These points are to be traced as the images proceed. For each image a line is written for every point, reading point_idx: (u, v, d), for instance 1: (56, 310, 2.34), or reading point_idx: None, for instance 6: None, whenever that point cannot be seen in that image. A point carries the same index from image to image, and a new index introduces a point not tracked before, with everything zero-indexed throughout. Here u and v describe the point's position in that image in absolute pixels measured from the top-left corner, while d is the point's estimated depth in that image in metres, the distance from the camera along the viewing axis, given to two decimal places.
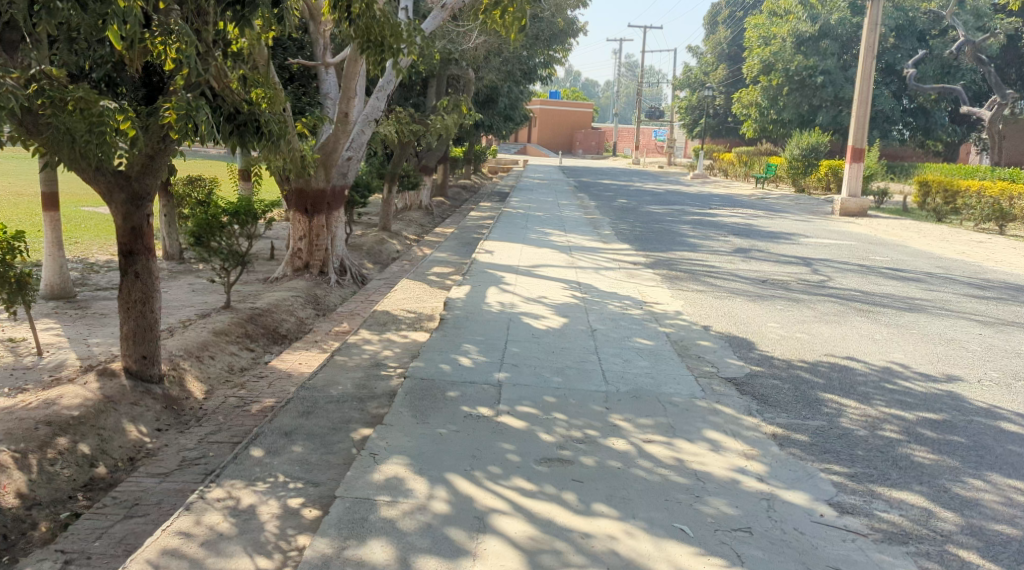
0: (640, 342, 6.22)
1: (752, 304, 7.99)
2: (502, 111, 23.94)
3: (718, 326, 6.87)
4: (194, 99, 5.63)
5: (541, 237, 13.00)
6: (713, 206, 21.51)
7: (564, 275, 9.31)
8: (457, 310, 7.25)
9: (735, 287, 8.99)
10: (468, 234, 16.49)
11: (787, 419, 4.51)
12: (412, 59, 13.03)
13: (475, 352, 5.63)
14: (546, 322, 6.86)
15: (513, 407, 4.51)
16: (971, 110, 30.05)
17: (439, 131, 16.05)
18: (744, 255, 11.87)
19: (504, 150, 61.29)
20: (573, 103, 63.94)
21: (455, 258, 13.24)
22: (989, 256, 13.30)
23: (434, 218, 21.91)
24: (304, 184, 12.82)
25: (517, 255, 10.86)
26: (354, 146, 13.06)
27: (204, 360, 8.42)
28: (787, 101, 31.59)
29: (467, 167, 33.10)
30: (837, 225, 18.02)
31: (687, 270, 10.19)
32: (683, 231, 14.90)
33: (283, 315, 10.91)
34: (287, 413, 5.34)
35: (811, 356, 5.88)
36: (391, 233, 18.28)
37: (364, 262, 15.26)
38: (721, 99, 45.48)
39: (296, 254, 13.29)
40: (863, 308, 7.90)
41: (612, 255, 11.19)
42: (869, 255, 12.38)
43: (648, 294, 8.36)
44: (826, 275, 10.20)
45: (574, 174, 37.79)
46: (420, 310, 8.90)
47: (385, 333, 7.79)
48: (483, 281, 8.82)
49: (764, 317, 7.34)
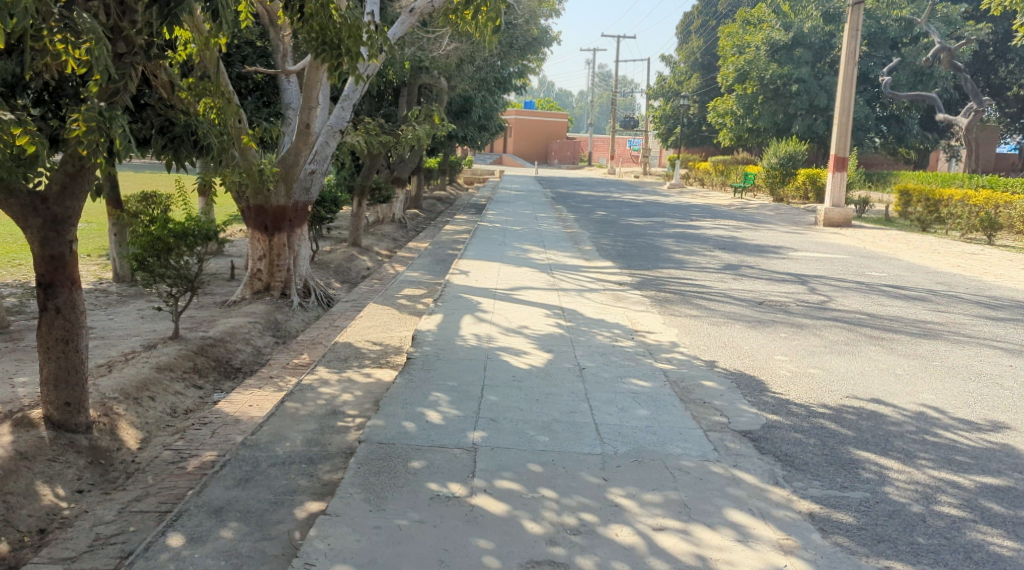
0: (636, 384, 5.43)
1: (754, 332, 7.24)
2: (476, 121, 23.20)
3: (720, 361, 6.10)
4: (109, 108, 4.75)
5: (519, 255, 12.19)
6: (694, 217, 20.91)
7: (545, 300, 8.53)
8: (427, 346, 6.41)
9: (732, 310, 8.24)
10: (442, 250, 15.70)
11: (823, 489, 3.74)
12: (379, 64, 12.26)
13: (445, 404, 4.81)
14: (527, 359, 6.05)
15: (490, 481, 3.70)
16: (947, 118, 29.76)
17: (410, 143, 15.25)
18: (733, 272, 11.15)
19: (478, 161, 60.54)
20: (547, 113, 63.55)
21: (428, 278, 12.42)
22: (986, 269, 12.71)
23: (407, 232, 21.10)
24: (263, 201, 11.96)
25: (494, 276, 10.06)
26: (319, 158, 12.21)
27: (143, 402, 7.50)
28: (761, 110, 31.18)
29: (441, 178, 32.34)
30: (823, 236, 17.43)
31: (676, 291, 9.44)
32: (667, 245, 14.20)
33: (239, 345, 10.00)
34: (220, 483, 4.50)
35: (833, 399, 5.13)
36: (361, 249, 17.41)
37: (330, 282, 14.41)
38: (695, 107, 45.11)
39: (255, 276, 12.38)
40: (875, 335, 7.16)
41: (595, 274, 10.44)
42: (864, 270, 11.70)
43: (638, 322, 7.58)
44: (826, 294, 9.49)
45: (550, 184, 37.16)
46: (387, 341, 8.08)
47: (345, 372, 6.95)
48: (457, 308, 8.00)
49: (771, 348, 6.58)
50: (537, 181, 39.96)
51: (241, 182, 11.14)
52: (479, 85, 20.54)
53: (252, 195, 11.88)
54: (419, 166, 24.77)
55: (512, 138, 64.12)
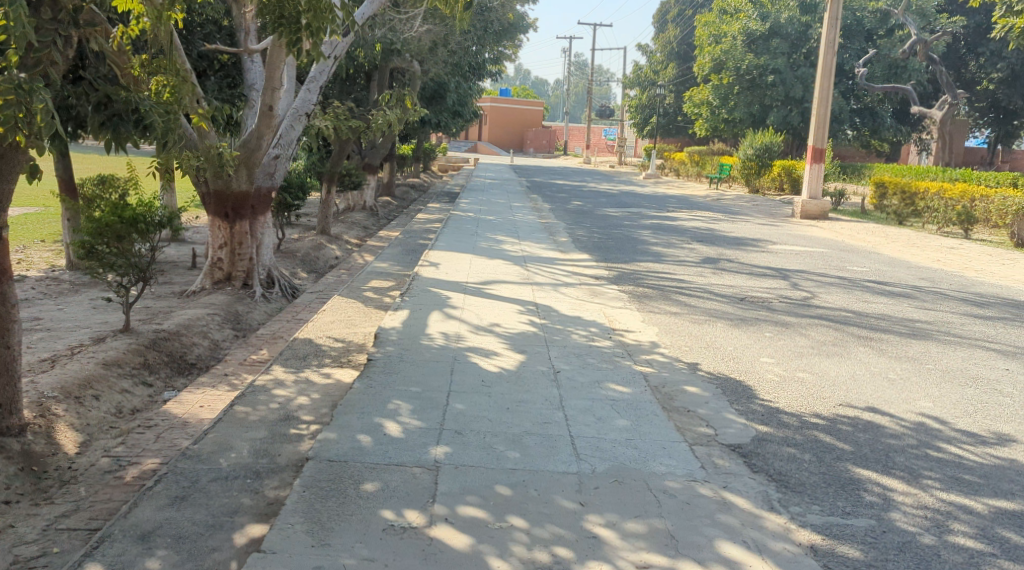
0: (614, 390, 5.04)
1: (737, 331, 6.87)
2: (450, 106, 22.67)
3: (704, 364, 5.71)
4: (28, 79, 4.25)
5: (491, 246, 11.75)
6: (670, 208, 20.58)
7: (519, 294, 8.12)
8: (391, 346, 5.97)
9: (713, 307, 7.87)
10: (412, 239, 15.22)
11: (824, 516, 3.36)
12: (347, 43, 11.74)
13: (407, 413, 4.38)
14: (497, 362, 5.63)
15: (452, 508, 3.28)
16: (921, 110, 29.69)
17: (381, 128, 14.71)
18: (712, 266, 10.80)
19: (453, 148, 59.85)
20: (523, 101, 63.04)
21: (397, 269, 11.96)
22: (966, 264, 12.45)
23: (378, 219, 20.56)
24: (223, 186, 11.39)
25: (465, 268, 9.62)
26: (283, 142, 11.67)
27: (85, 402, 6.97)
28: (737, 100, 30.94)
29: (415, 166, 31.79)
30: (801, 229, 17.18)
31: (654, 286, 9.06)
32: (644, 238, 13.83)
33: (194, 339, 9.47)
34: (151, 503, 4.05)
35: (826, 408, 4.76)
36: (330, 237, 16.86)
37: (296, 272, 13.88)
38: (671, 97, 44.83)
39: (215, 265, 11.83)
40: (863, 336, 6.81)
41: (571, 267, 10.03)
42: (844, 265, 11.40)
43: (616, 319, 7.19)
44: (808, 290, 9.16)
45: (525, 173, 36.73)
46: (350, 338, 7.62)
47: (303, 373, 6.49)
48: (424, 303, 7.55)
49: (756, 349, 6.21)
50: (512, 169, 39.47)
51: (198, 165, 10.57)
52: (453, 70, 20.02)
53: (211, 180, 11.31)
54: (392, 152, 24.21)
55: (487, 125, 63.50)
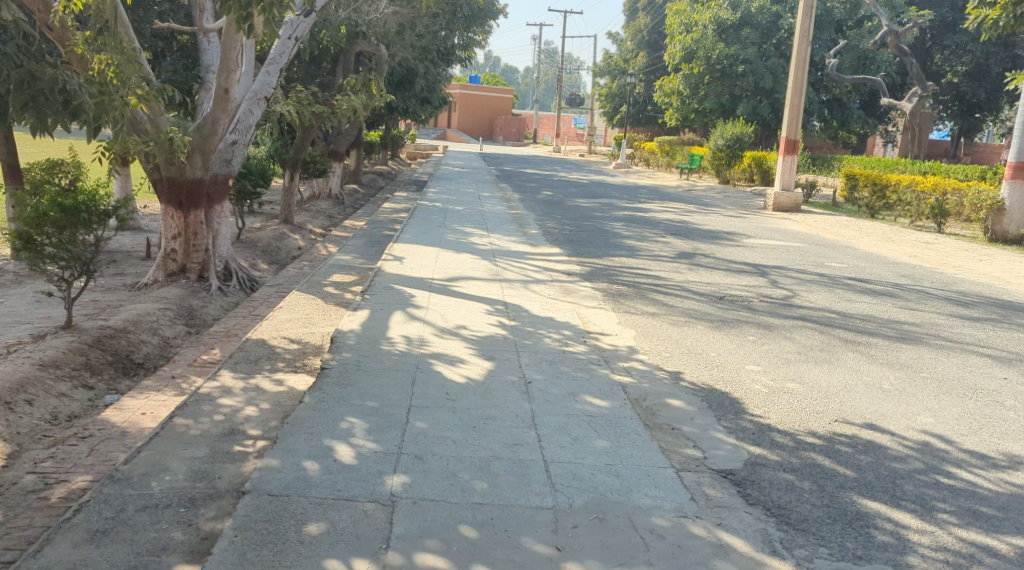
0: (590, 404, 4.62)
1: (719, 335, 6.48)
2: (419, 93, 22.04)
3: (687, 373, 5.31)
4: None
5: (459, 238, 11.26)
6: (642, 199, 20.22)
7: (487, 292, 7.68)
8: (348, 352, 5.48)
9: (692, 308, 7.46)
10: (379, 229, 14.67)
11: (834, 561, 2.97)
12: (308, 23, 11.17)
13: (361, 435, 3.92)
14: (463, 370, 5.19)
15: (409, 556, 2.86)
16: (891, 103, 29.60)
17: (346, 114, 14.12)
18: (688, 261, 10.39)
19: (421, 135, 58.96)
20: (492, 88, 62.39)
21: (361, 261, 11.42)
22: (943, 260, 12.19)
23: (344, 208, 19.94)
24: (176, 172, 10.71)
25: (431, 262, 9.13)
26: (241, 128, 11.07)
27: (16, 408, 6.41)
28: (707, 90, 30.52)
29: (382, 153, 31.12)
30: (774, 222, 16.89)
31: (630, 283, 8.64)
32: (617, 230, 13.41)
33: (142, 337, 8.86)
34: (66, 540, 3.55)
35: (822, 425, 4.38)
36: (293, 226, 16.25)
37: (256, 263, 13.27)
38: (641, 87, 44.50)
39: (168, 256, 11.16)
40: (851, 340, 6.45)
41: (542, 262, 9.60)
42: (821, 260, 11.05)
43: (591, 321, 6.76)
44: (788, 288, 8.80)
45: (494, 161, 36.17)
46: (306, 339, 7.12)
47: (252, 380, 5.99)
48: (387, 302, 7.05)
49: (741, 356, 5.81)
50: (481, 158, 38.92)
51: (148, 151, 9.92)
52: (422, 54, 19.43)
53: (163, 166, 10.63)
54: (358, 139, 23.52)
55: (456, 113, 62.71)
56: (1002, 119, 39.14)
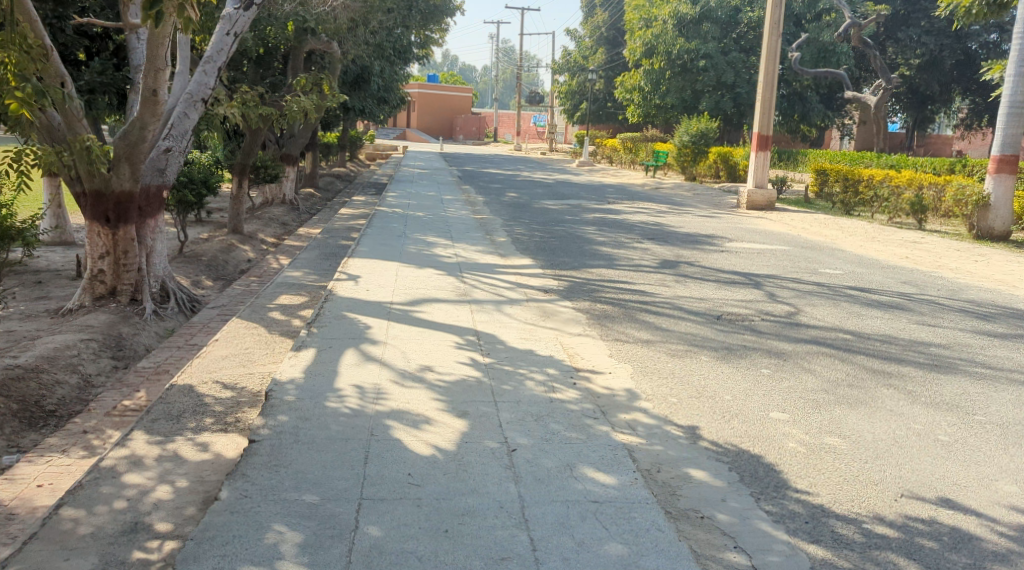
0: (593, 483, 3.69)
1: (726, 369, 5.53)
2: (374, 92, 20.84)
3: (704, 431, 4.37)
4: None
5: (422, 250, 10.20)
6: (611, 199, 19.29)
7: (457, 318, 6.66)
8: (287, 413, 4.46)
9: (690, 332, 6.50)
10: (334, 238, 13.55)
11: None
12: (250, 16, 9.94)
13: (297, 557, 2.96)
14: (430, 435, 4.20)
15: None
16: (856, 95, 28.95)
17: (295, 116, 12.95)
18: (672, 270, 9.36)
19: (381, 136, 57.54)
20: (450, 86, 61.15)
21: (312, 277, 10.31)
22: (938, 257, 11.34)
23: (300, 214, 18.71)
24: (101, 184, 9.36)
25: (389, 282, 8.06)
26: (175, 133, 9.88)
27: None
28: (670, 85, 29.44)
29: (338, 154, 29.80)
30: (748, 219, 16.04)
31: (613, 301, 7.65)
32: (590, 236, 12.42)
33: (57, 376, 7.68)
34: None
35: (887, 505, 3.48)
36: (243, 236, 15.04)
37: (200, 279, 12.05)
38: (601, 83, 43.64)
39: (95, 278, 9.83)
40: (879, 370, 5.53)
41: (514, 277, 8.60)
42: (814, 264, 10.10)
43: (578, 354, 5.79)
44: (788, 301, 7.83)
45: (455, 161, 35.01)
46: (242, 383, 6.04)
47: (171, 445, 4.96)
48: (338, 336, 5.98)
49: (761, 400, 4.88)
50: (443, 158, 37.76)
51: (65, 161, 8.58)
52: (377, 51, 18.20)
53: (86, 178, 9.29)
54: (313, 141, 22.21)
55: (415, 113, 61.34)
56: (961, 108, 38.78)
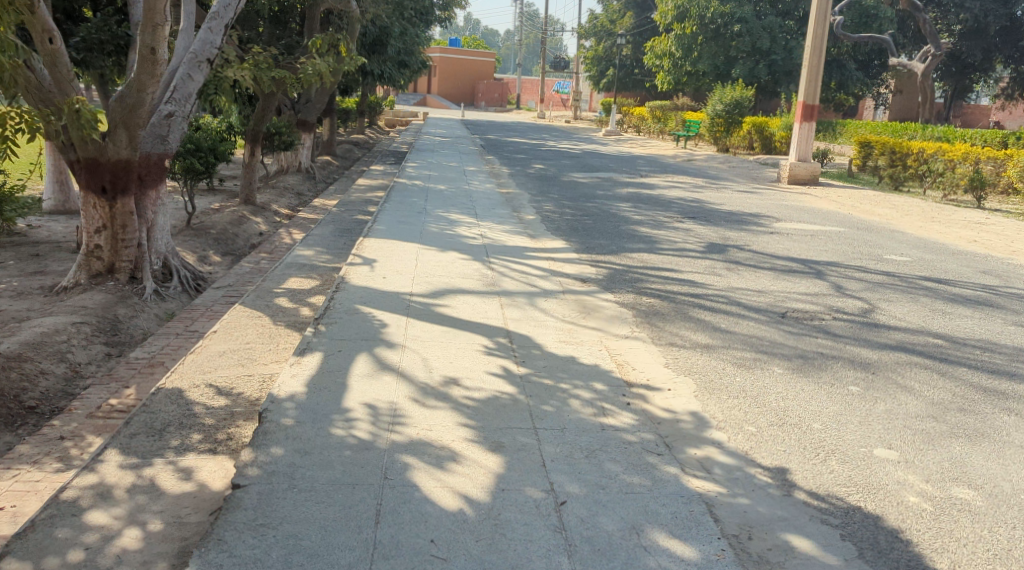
0: (669, 560, 2.89)
1: (807, 386, 4.66)
2: (394, 56, 19.82)
3: (799, 476, 3.55)
4: None
5: (443, 228, 9.32)
6: (643, 172, 18.24)
7: (486, 313, 5.81)
8: (283, 442, 3.64)
9: (756, 335, 5.61)
10: (351, 211, 12.70)
11: None
12: None
13: None
14: (458, 476, 3.39)
15: None
16: (899, 62, 27.46)
17: (309, 80, 12.02)
18: (721, 255, 8.44)
19: (401, 102, 56.36)
20: (473, 51, 59.73)
21: (325, 255, 9.47)
22: (1008, 242, 10.32)
23: (317, 184, 17.86)
24: (95, 152, 8.38)
25: (408, 266, 7.22)
26: (178, 96, 8.67)
27: None
28: (701, 51, 28.07)
29: (357, 120, 28.78)
30: (789, 194, 14.98)
31: (660, 293, 6.77)
32: (625, 214, 11.46)
33: (42, 366, 6.83)
34: None
35: None
36: (256, 207, 14.21)
37: (208, 254, 11.21)
38: (629, 49, 42.14)
39: (91, 254, 8.82)
40: (991, 391, 4.65)
41: (547, 263, 7.72)
42: (876, 249, 9.12)
43: (628, 363, 4.95)
44: (860, 295, 6.89)
45: (478, 129, 33.91)
46: (239, 389, 5.22)
47: (148, 470, 4.17)
48: (349, 336, 5.15)
49: (860, 431, 4.02)
50: (464, 125, 36.61)
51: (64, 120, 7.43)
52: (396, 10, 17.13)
53: (78, 144, 8.30)
54: (330, 107, 21.27)
55: (436, 78, 59.91)
56: (1002, 77, 37.03)
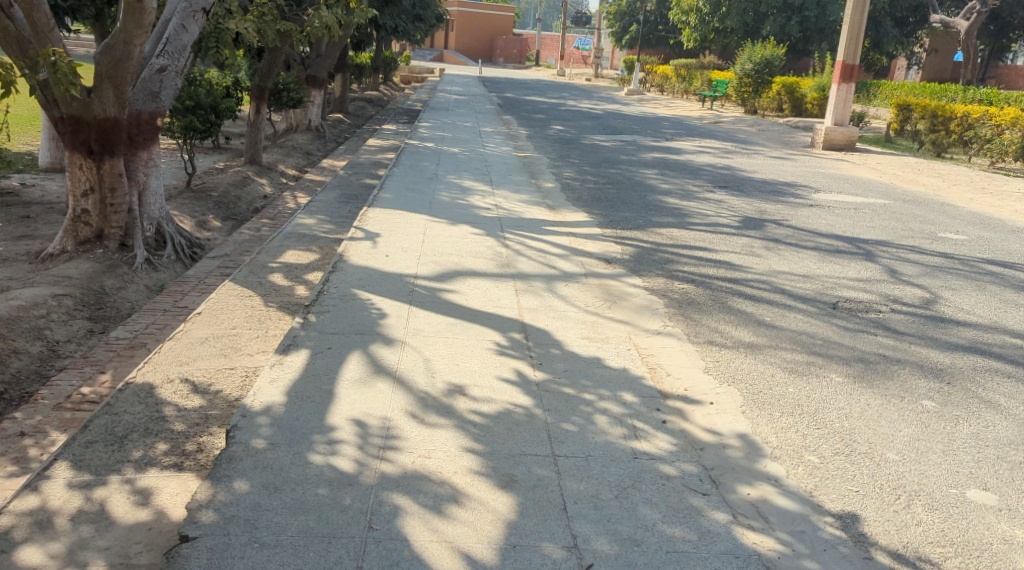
0: None
1: (873, 399, 3.97)
2: (408, 9, 18.89)
3: (881, 529, 2.89)
4: None
5: (456, 197, 8.63)
6: (669, 134, 17.38)
7: (498, 300, 5.14)
8: (249, 473, 3.01)
9: (805, 332, 4.92)
10: (359, 174, 11.99)
11: None
12: None
13: None
14: (460, 525, 2.75)
15: None
16: (940, 20, 26.16)
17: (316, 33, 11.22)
18: (758, 231, 7.70)
19: (418, 57, 55.19)
20: (492, 5, 58.26)
21: (328, 223, 8.80)
22: None
23: (326, 143, 17.13)
24: (79, 109, 7.33)
25: (414, 241, 6.54)
26: (171, 48, 7.76)
27: None
28: (730, 6, 26.84)
29: (372, 77, 27.88)
30: (825, 161, 14.11)
31: (694, 277, 6.06)
32: (651, 181, 10.70)
33: (15, 345, 6.06)
34: None
35: None
36: (261, 166, 13.51)
37: (207, 218, 10.55)
38: (653, 3, 40.77)
39: (79, 220, 7.81)
40: None
41: (568, 239, 7.02)
42: (927, 225, 8.34)
43: (662, 367, 4.27)
44: (918, 281, 6.15)
45: (496, 87, 32.92)
46: (217, 386, 4.59)
47: (101, 489, 3.57)
48: (341, 329, 4.49)
49: (946, 465, 3.34)
50: (481, 82, 35.53)
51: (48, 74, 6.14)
52: None
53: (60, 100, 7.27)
54: (342, 62, 20.44)
55: (453, 32, 58.42)
56: None
